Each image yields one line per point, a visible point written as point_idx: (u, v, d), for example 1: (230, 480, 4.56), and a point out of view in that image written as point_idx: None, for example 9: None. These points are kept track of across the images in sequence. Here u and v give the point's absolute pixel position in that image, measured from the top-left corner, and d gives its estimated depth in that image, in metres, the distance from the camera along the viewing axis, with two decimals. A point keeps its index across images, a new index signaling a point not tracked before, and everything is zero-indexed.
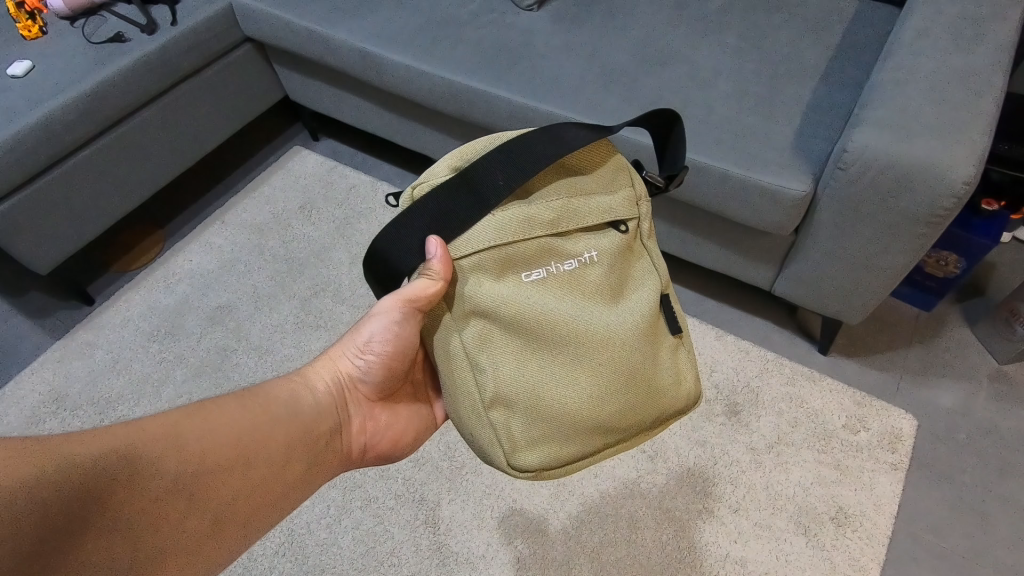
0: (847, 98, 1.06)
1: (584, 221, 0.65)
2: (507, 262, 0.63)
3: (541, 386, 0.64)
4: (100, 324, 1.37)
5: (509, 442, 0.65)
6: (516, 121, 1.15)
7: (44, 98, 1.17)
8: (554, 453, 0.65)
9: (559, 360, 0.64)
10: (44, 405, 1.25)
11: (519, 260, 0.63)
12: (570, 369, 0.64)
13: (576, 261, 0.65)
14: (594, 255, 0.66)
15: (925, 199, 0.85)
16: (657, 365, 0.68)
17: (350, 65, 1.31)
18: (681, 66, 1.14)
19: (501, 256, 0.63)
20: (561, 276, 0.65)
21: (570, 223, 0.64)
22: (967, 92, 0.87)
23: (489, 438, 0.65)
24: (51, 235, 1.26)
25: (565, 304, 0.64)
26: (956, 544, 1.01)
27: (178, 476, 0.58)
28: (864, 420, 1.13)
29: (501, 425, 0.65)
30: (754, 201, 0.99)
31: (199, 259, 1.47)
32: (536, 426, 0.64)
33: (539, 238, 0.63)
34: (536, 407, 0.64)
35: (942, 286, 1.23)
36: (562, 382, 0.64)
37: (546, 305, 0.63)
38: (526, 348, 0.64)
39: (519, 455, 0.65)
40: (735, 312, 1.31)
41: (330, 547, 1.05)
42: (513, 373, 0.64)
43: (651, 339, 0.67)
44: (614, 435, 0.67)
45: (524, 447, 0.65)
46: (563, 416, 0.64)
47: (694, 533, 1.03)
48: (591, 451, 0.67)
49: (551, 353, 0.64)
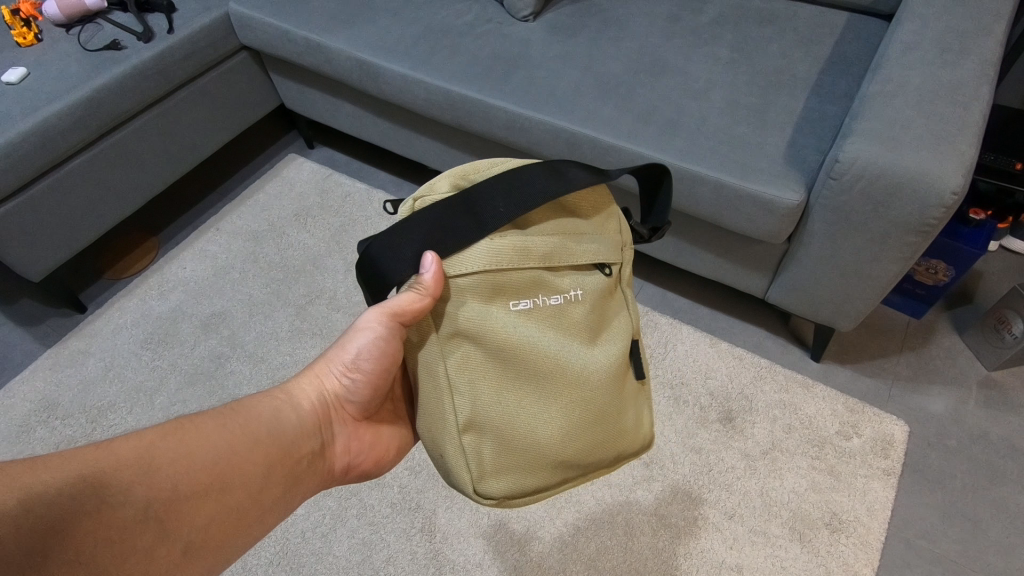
0: (837, 110, 1.08)
1: (575, 259, 0.67)
2: (498, 289, 0.64)
3: (516, 416, 0.64)
4: (93, 333, 1.36)
5: (478, 468, 0.65)
6: (513, 130, 1.16)
7: (39, 105, 1.17)
8: (518, 483, 0.66)
9: (534, 392, 0.65)
10: (34, 414, 1.24)
11: (509, 289, 0.64)
12: (545, 403, 0.65)
13: (563, 297, 0.66)
14: (580, 293, 0.67)
15: (914, 208, 0.86)
16: (623, 406, 0.70)
17: (347, 74, 1.32)
18: (674, 77, 1.16)
19: (494, 281, 0.63)
20: (551, 309, 0.66)
21: (563, 259, 0.66)
22: (953, 105, 0.89)
23: (459, 464, 0.65)
24: (45, 244, 1.25)
25: (546, 337, 0.65)
26: (948, 550, 1.02)
27: (149, 503, 0.57)
28: (857, 426, 1.14)
29: (472, 450, 0.65)
30: (748, 210, 1.00)
31: (193, 267, 1.47)
32: (505, 453, 0.65)
33: (532, 269, 0.64)
34: (508, 436, 0.64)
35: (932, 295, 1.25)
36: (537, 412, 0.64)
37: (535, 338, 0.64)
38: (505, 376, 0.64)
39: (485, 482, 0.65)
40: (729, 319, 1.33)
41: (325, 556, 1.04)
42: (490, 400, 0.64)
43: (621, 381, 0.69)
44: (576, 469, 0.68)
45: (490, 474, 0.65)
46: (532, 447, 0.65)
47: (690, 540, 1.03)
48: (550, 484, 0.68)
49: (527, 385, 0.65)
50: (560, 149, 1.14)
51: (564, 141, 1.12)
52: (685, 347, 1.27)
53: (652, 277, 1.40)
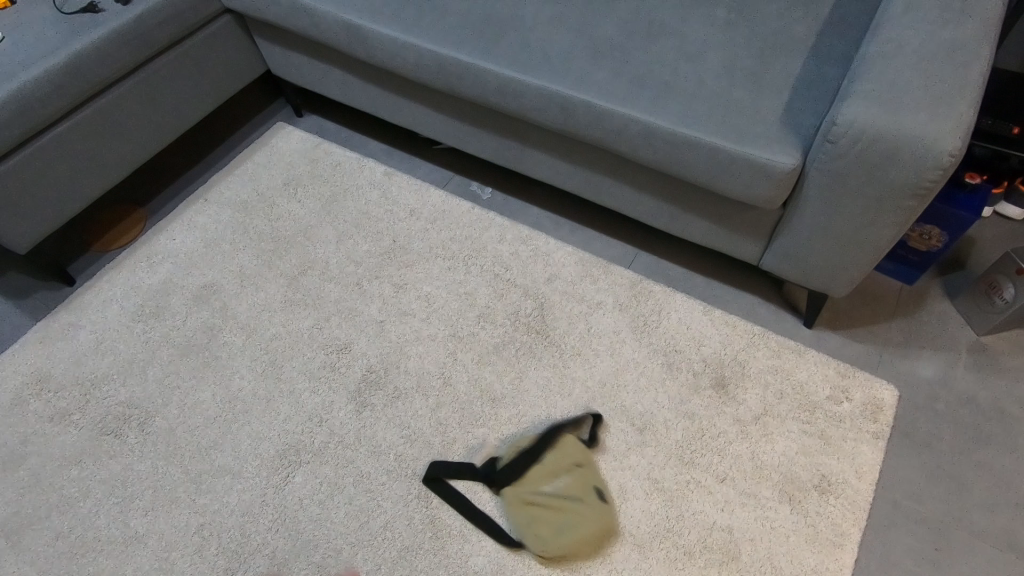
0: (835, 71, 1.06)
1: (580, 465, 1.07)
2: (540, 482, 1.05)
3: (553, 525, 1.00)
4: (82, 305, 1.35)
5: (541, 542, 1.00)
6: (506, 95, 1.14)
7: (15, 71, 1.13)
8: (559, 547, 0.99)
9: (557, 526, 1.00)
10: (28, 386, 1.23)
11: (550, 477, 1.06)
12: (561, 529, 1.00)
13: (574, 471, 1.06)
14: (579, 471, 1.06)
15: (912, 172, 0.86)
16: (600, 516, 1.02)
17: (334, 38, 1.28)
18: (670, 39, 1.13)
19: (540, 466, 1.07)
20: (569, 484, 1.05)
21: (575, 455, 1.08)
22: (954, 65, 0.87)
23: (529, 538, 1.01)
24: (29, 215, 1.23)
25: (564, 487, 1.05)
26: (934, 509, 1.05)
27: None
28: (848, 390, 1.15)
29: (534, 529, 1.01)
30: (744, 175, 0.99)
31: (183, 238, 1.45)
32: (554, 537, 0.99)
33: (561, 476, 1.06)
34: (552, 534, 1.00)
35: (924, 261, 1.26)
36: (559, 528, 1.00)
37: (561, 496, 1.03)
38: (540, 523, 1.01)
39: (543, 548, 0.99)
40: (722, 287, 1.33)
41: (323, 522, 1.06)
42: (535, 528, 1.01)
43: (600, 513, 1.02)
44: (588, 543, 1.00)
45: (546, 546, 0.99)
46: (565, 546, 0.99)
47: (683, 504, 1.05)
48: (575, 546, 0.99)
49: (553, 524, 1.00)
50: (553, 114, 1.11)
51: (558, 107, 1.09)
52: (679, 315, 1.27)
53: (645, 246, 1.40)
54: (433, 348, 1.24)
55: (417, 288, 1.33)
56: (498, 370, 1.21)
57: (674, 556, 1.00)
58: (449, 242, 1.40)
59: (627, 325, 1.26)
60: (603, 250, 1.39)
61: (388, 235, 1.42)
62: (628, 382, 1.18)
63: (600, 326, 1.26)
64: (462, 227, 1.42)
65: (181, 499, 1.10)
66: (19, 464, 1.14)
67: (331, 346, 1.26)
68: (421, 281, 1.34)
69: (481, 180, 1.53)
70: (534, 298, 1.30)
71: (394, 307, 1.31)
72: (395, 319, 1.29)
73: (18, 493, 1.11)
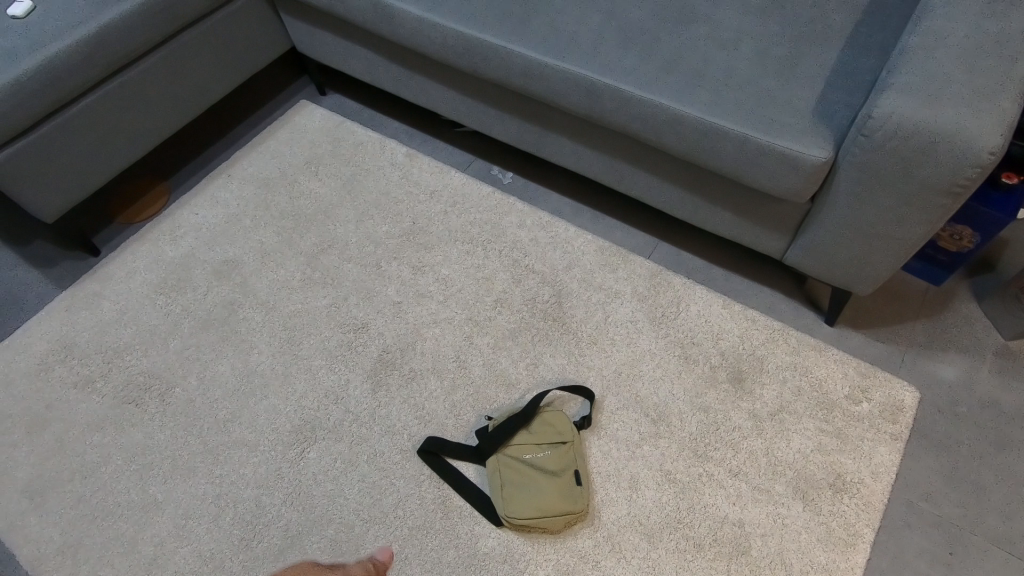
0: (873, 63, 1.03)
1: (564, 438, 1.07)
2: (521, 450, 1.06)
3: (522, 490, 1.02)
4: (107, 275, 1.37)
5: (508, 506, 1.01)
6: (532, 79, 1.12)
7: (46, 41, 1.14)
8: (525, 515, 1.00)
9: (527, 492, 1.02)
10: (52, 353, 1.26)
11: (532, 447, 1.07)
12: (528, 497, 1.01)
13: (556, 445, 1.06)
14: (562, 447, 1.06)
15: (947, 169, 0.83)
16: (571, 496, 1.02)
17: (360, 16, 1.27)
18: (702, 25, 1.10)
19: (524, 434, 1.08)
20: (550, 457, 1.05)
21: (560, 427, 1.08)
22: (998, 60, 0.84)
23: (500, 500, 1.03)
24: (57, 185, 1.25)
25: (544, 457, 1.05)
26: (950, 513, 1.03)
27: None
28: (867, 390, 1.14)
29: (505, 493, 1.03)
30: (772, 167, 0.97)
31: (205, 213, 1.46)
32: (521, 505, 1.01)
33: (544, 446, 1.06)
34: (520, 501, 1.01)
35: (953, 261, 1.23)
36: (528, 495, 1.01)
37: (538, 465, 1.04)
38: (511, 488, 1.03)
39: (509, 512, 1.01)
40: (743, 281, 1.31)
41: (337, 498, 1.07)
42: (506, 491, 1.03)
43: (573, 492, 1.02)
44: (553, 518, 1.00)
45: (512, 510, 1.01)
46: (531, 514, 1.00)
47: (695, 496, 1.05)
48: (539, 517, 1.00)
49: (523, 490, 1.02)
50: (579, 100, 1.10)
51: (585, 92, 1.08)
52: (698, 307, 1.25)
53: (666, 236, 1.38)
54: (450, 331, 1.24)
55: (435, 271, 1.33)
56: (513, 355, 1.21)
57: (684, 547, 1.00)
58: (469, 226, 1.39)
59: (644, 316, 1.25)
60: (623, 239, 1.38)
61: (408, 217, 1.42)
62: (643, 372, 1.18)
63: (617, 316, 1.25)
64: (482, 211, 1.42)
65: (199, 469, 1.12)
66: (44, 428, 1.17)
67: (348, 326, 1.27)
68: (439, 264, 1.34)
69: (502, 164, 1.52)
70: (551, 285, 1.30)
71: (411, 288, 1.31)
72: (412, 301, 1.29)
73: (42, 456, 1.14)
